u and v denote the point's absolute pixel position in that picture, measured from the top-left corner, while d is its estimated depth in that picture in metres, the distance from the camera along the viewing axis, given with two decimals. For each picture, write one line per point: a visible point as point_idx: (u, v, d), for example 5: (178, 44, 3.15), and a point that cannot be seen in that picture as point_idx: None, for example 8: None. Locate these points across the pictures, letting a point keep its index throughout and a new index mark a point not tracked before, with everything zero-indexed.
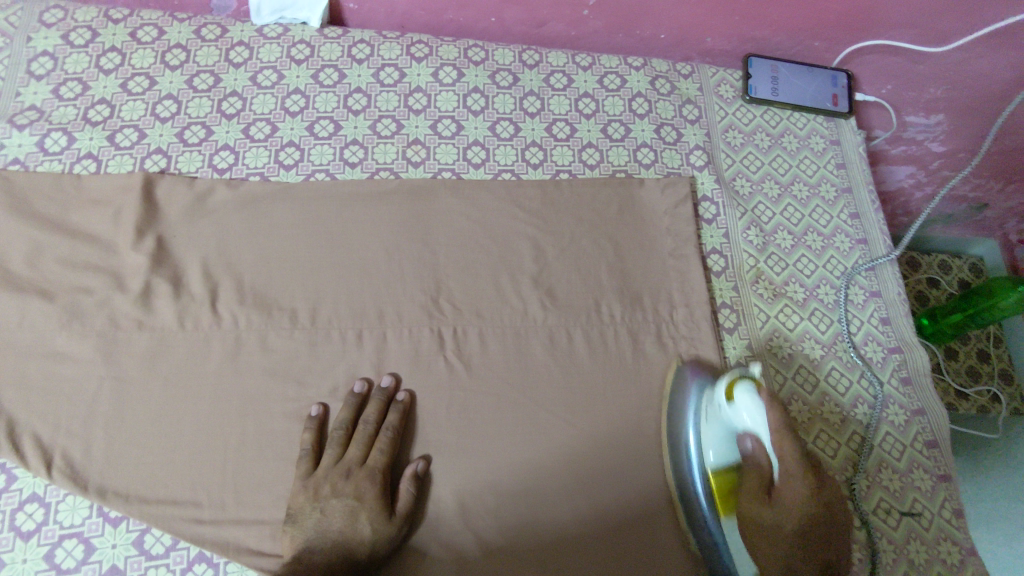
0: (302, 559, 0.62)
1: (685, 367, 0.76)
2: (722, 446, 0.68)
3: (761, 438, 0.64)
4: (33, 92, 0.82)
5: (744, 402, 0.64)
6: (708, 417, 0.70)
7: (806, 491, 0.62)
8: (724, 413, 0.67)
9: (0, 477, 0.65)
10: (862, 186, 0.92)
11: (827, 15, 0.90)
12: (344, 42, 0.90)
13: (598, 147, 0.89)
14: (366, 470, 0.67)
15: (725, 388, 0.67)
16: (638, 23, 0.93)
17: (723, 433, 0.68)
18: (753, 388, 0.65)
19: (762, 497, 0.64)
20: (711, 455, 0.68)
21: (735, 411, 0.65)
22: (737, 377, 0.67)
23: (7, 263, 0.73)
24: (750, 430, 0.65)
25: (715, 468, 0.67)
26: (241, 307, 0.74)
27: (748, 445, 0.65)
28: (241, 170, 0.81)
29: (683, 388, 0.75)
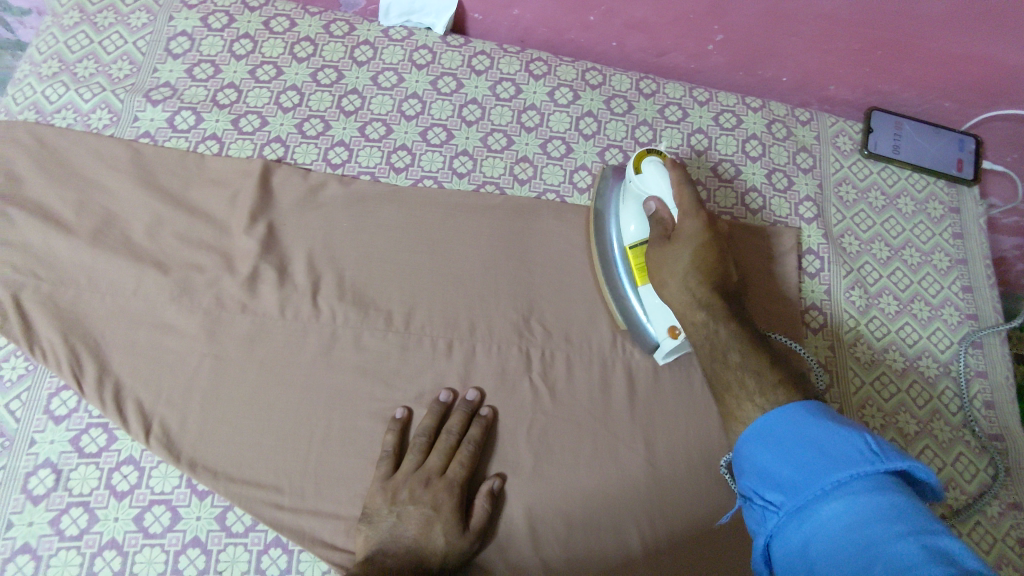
0: (375, 561, 0.63)
1: (608, 169, 0.81)
2: (632, 213, 0.74)
3: (665, 200, 0.70)
4: (169, 70, 0.86)
5: (652, 169, 0.70)
6: (623, 192, 0.76)
7: (700, 226, 0.67)
8: (633, 185, 0.73)
9: (102, 436, 0.68)
10: (979, 259, 0.88)
11: (964, 76, 0.86)
12: (466, 52, 0.91)
13: (705, 185, 0.87)
14: (445, 482, 0.68)
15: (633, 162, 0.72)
16: (762, 64, 0.91)
17: (636, 206, 0.74)
18: (658, 159, 0.71)
19: (666, 250, 0.69)
20: (629, 230, 0.74)
21: (644, 180, 0.71)
22: (645, 152, 0.72)
23: (129, 231, 0.76)
24: (656, 193, 0.70)
25: (631, 243, 0.74)
26: (340, 302, 0.75)
27: (652, 207, 0.71)
28: (353, 168, 0.83)
29: (605, 189, 0.80)
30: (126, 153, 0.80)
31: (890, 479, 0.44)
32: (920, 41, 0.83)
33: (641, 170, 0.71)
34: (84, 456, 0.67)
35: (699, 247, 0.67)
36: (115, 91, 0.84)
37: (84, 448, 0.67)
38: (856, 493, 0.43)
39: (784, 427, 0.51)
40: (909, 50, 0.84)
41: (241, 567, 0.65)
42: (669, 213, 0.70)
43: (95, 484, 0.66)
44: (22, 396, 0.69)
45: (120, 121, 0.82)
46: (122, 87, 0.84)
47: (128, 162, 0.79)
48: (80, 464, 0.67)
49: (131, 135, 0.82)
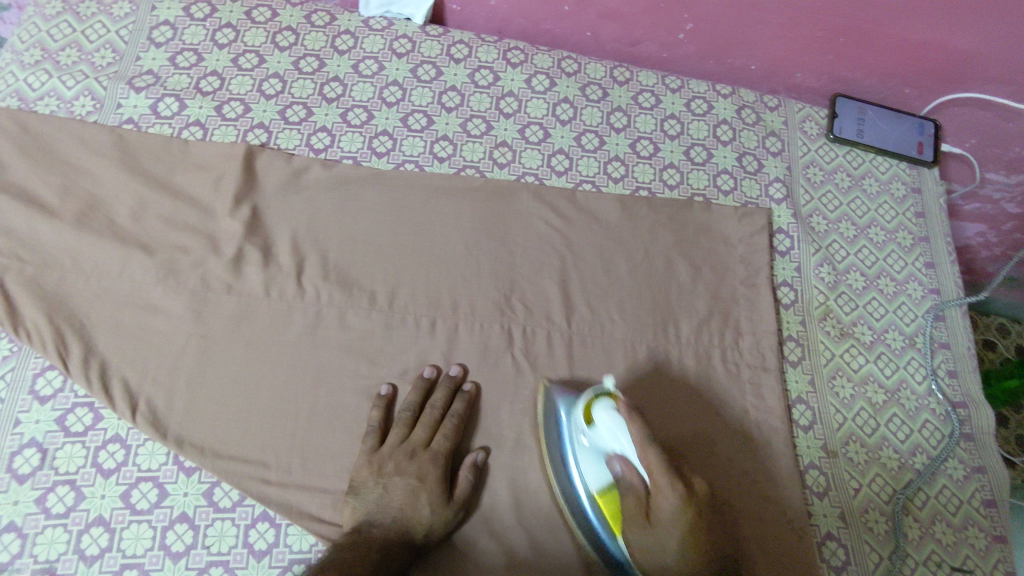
0: (361, 530, 0.64)
1: (552, 387, 0.74)
2: (592, 466, 0.67)
3: (630, 458, 0.63)
4: (152, 58, 0.87)
5: (605, 419, 0.64)
6: (579, 439, 0.68)
7: (677, 502, 0.59)
8: (589, 438, 0.67)
9: (88, 415, 0.68)
10: (940, 237, 0.92)
11: (922, 62, 0.90)
12: (444, 41, 0.93)
13: (679, 168, 0.90)
14: (430, 455, 0.69)
15: (583, 411, 0.67)
16: (731, 52, 0.95)
17: (598, 459, 0.67)
18: (610, 404, 0.66)
19: (645, 532, 0.61)
20: (593, 476, 0.67)
21: (598, 432, 0.65)
22: (593, 397, 0.67)
23: (113, 215, 0.77)
24: (618, 451, 0.64)
25: (599, 489, 0.66)
26: (325, 283, 0.76)
27: (616, 467, 0.64)
28: (336, 153, 0.84)
29: (554, 407, 0.72)
30: (109, 139, 0.80)
31: None
32: (878, 27, 0.87)
33: (596, 421, 0.65)
34: (70, 435, 0.67)
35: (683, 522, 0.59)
36: (98, 78, 0.84)
37: (70, 428, 0.68)
38: None
39: None
40: (869, 36, 0.88)
41: (228, 542, 0.65)
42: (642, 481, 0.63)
43: (81, 462, 0.66)
44: (7, 377, 0.69)
45: (103, 108, 0.83)
46: (105, 75, 0.85)
47: (111, 148, 0.80)
48: (66, 443, 0.67)
49: (115, 121, 0.82)
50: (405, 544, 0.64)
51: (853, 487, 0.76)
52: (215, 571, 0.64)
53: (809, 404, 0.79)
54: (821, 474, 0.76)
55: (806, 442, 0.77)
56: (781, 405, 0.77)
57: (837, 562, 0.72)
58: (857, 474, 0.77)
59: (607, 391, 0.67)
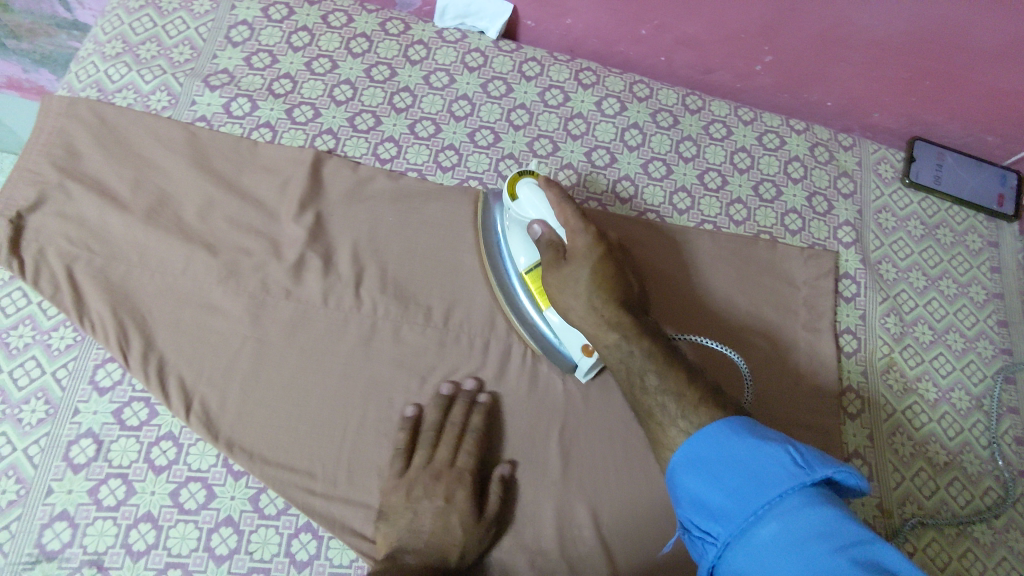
0: (396, 555, 0.63)
1: (489, 194, 0.82)
2: (521, 242, 0.75)
3: (547, 220, 0.71)
4: (228, 57, 0.87)
5: (526, 191, 0.73)
6: (508, 224, 0.77)
7: (589, 241, 0.70)
8: (512, 211, 0.75)
9: (144, 411, 0.69)
10: (1016, 295, 0.88)
11: (1011, 112, 0.87)
12: (516, 58, 0.92)
13: (746, 204, 0.88)
14: (464, 480, 0.68)
15: (508, 187, 0.75)
16: (809, 88, 0.92)
17: (523, 234, 0.75)
18: (530, 181, 0.74)
19: (562, 275, 0.70)
20: (521, 259, 0.75)
21: (521, 204, 0.73)
22: (517, 176, 0.75)
23: (181, 212, 0.78)
24: (537, 215, 0.72)
25: (526, 266, 0.75)
26: (382, 296, 0.76)
27: (535, 230, 0.72)
28: (401, 164, 0.84)
29: (489, 210, 0.81)
30: (182, 135, 0.81)
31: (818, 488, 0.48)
32: (968, 73, 0.83)
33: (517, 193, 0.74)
34: (125, 428, 0.68)
35: (596, 269, 0.69)
36: (175, 74, 0.86)
37: (125, 421, 0.69)
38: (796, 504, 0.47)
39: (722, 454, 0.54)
40: (958, 81, 0.85)
41: (271, 549, 0.65)
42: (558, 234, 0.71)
43: (134, 457, 0.67)
44: (69, 365, 0.70)
45: (178, 104, 0.84)
46: (182, 72, 0.86)
47: (183, 144, 0.81)
48: (121, 436, 0.68)
49: (188, 118, 0.83)
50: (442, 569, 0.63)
51: (906, 551, 0.73)
52: None
53: (866, 459, 0.77)
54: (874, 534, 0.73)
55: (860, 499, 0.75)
56: None
57: None
58: (911, 537, 0.74)
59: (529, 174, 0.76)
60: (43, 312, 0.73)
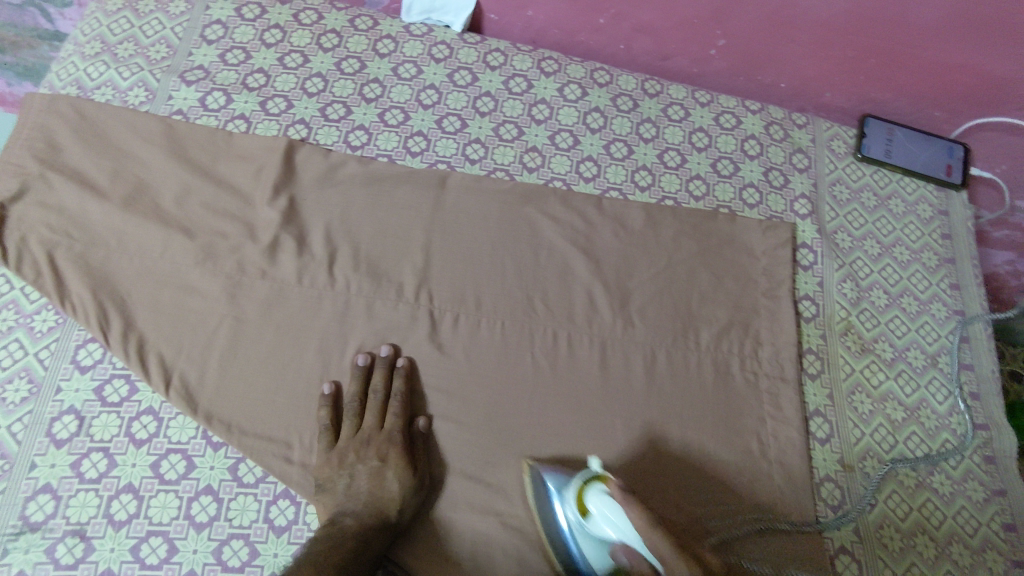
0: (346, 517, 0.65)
1: (537, 467, 0.70)
2: (597, 554, 0.64)
3: (630, 544, 0.59)
4: (203, 54, 0.91)
5: (598, 506, 0.62)
6: (579, 530, 0.64)
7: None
8: (583, 522, 0.64)
9: (124, 387, 0.71)
10: (966, 259, 0.92)
11: (953, 86, 0.91)
12: (481, 49, 0.96)
13: (705, 180, 0.92)
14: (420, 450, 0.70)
15: (575, 497, 0.64)
16: (762, 70, 0.96)
17: (598, 546, 0.64)
18: (601, 488, 0.63)
19: None
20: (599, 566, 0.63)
21: (593, 521, 0.62)
22: (585, 483, 0.65)
23: (159, 200, 0.81)
24: (619, 543, 0.60)
25: None
26: (355, 274, 0.79)
27: (621, 558, 0.60)
28: (372, 151, 0.87)
29: (543, 488, 0.69)
30: (159, 128, 0.84)
31: None
32: (910, 49, 0.88)
33: (588, 511, 0.63)
34: (107, 405, 0.70)
35: None
36: (152, 71, 0.89)
37: (106, 398, 0.71)
38: None
39: None
40: (900, 58, 0.89)
41: (249, 516, 0.67)
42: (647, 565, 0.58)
43: (116, 432, 0.69)
44: (51, 346, 0.73)
45: (154, 99, 0.87)
46: (158, 68, 0.89)
47: (160, 136, 0.84)
48: (102, 412, 0.70)
49: (165, 111, 0.87)
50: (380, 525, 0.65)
51: (868, 503, 0.76)
52: (236, 544, 0.66)
53: (827, 417, 0.80)
54: (837, 488, 0.76)
55: (822, 455, 0.78)
56: (799, 417, 0.78)
57: None
58: (873, 490, 0.76)
59: (596, 475, 0.65)
60: (26, 296, 0.75)
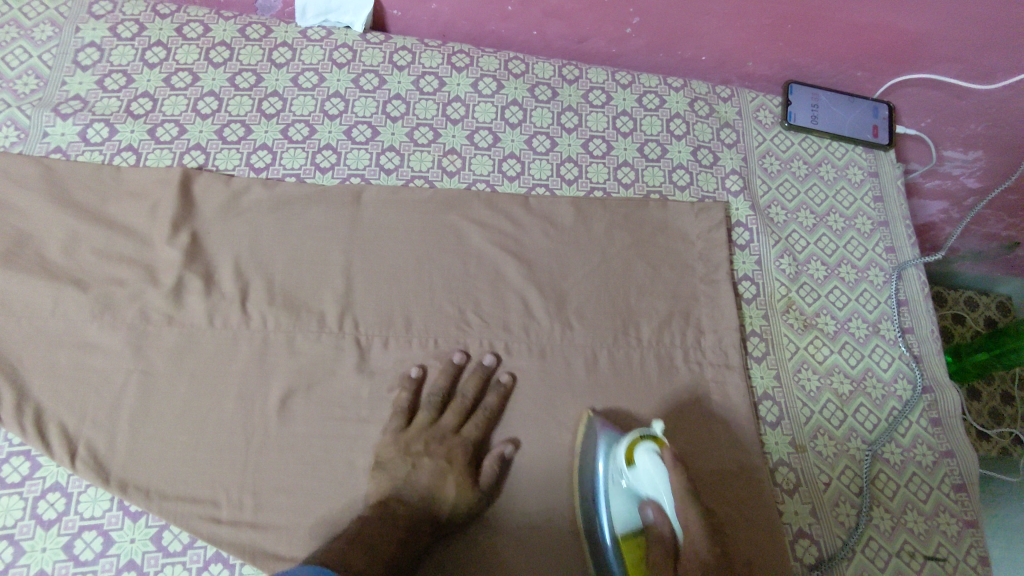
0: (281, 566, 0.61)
1: (593, 419, 0.70)
2: (625, 508, 0.65)
3: (664, 508, 0.62)
4: (79, 82, 0.83)
5: (649, 463, 0.62)
6: (614, 483, 0.66)
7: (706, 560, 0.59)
8: (625, 475, 0.65)
9: (25, 464, 0.65)
10: (899, 220, 0.91)
11: (872, 45, 0.89)
12: (386, 48, 0.90)
13: (633, 166, 0.88)
14: (458, 439, 0.69)
15: (625, 451, 0.65)
16: (681, 44, 0.93)
17: (631, 502, 0.65)
18: (653, 448, 0.63)
19: None
20: (620, 518, 0.65)
21: (638, 475, 0.64)
22: (639, 437, 0.65)
23: (43, 251, 0.73)
24: (652, 500, 0.63)
25: (625, 534, 0.64)
26: (271, 309, 0.74)
27: (648, 514, 0.64)
28: (277, 171, 0.81)
29: (591, 438, 0.69)
30: (36, 170, 0.77)
31: None
32: (826, 13, 0.85)
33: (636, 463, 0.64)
34: (7, 487, 0.64)
35: None
36: (22, 106, 0.81)
37: (6, 479, 0.65)
38: None
39: None
40: (818, 22, 0.87)
41: None
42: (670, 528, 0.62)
43: (20, 515, 0.63)
44: None
45: (28, 138, 0.79)
46: (29, 103, 0.81)
47: (38, 179, 0.76)
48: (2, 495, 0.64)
49: (41, 151, 0.79)
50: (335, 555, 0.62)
51: (822, 482, 0.75)
52: None
53: (776, 399, 0.78)
54: (791, 471, 0.75)
55: (774, 439, 0.76)
56: (747, 403, 0.76)
57: (811, 559, 0.71)
58: (826, 468, 0.76)
59: (652, 434, 0.65)
60: None
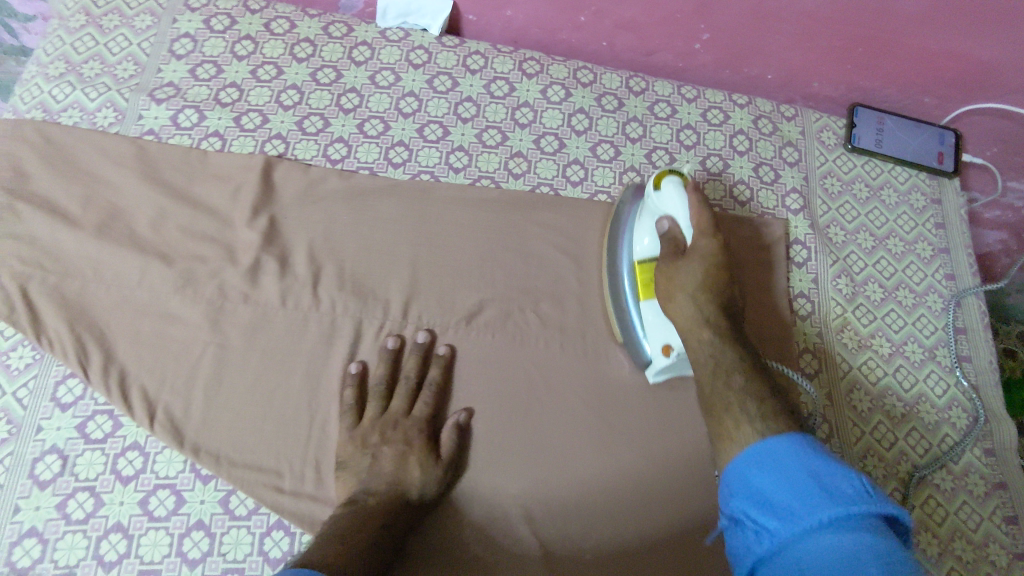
0: (353, 507, 0.65)
1: (631, 188, 0.80)
2: (644, 231, 0.76)
3: (677, 219, 0.72)
4: (173, 70, 0.88)
5: (670, 188, 0.72)
6: (641, 212, 0.77)
7: (702, 259, 0.71)
8: (650, 201, 0.75)
9: (107, 423, 0.70)
10: (961, 249, 0.91)
11: (943, 72, 0.89)
12: (460, 52, 0.93)
13: (695, 178, 0.90)
14: (412, 420, 0.72)
15: (653, 180, 0.75)
16: (748, 62, 0.94)
17: (651, 222, 0.75)
18: (679, 180, 0.73)
19: (671, 278, 0.71)
20: (642, 246, 0.75)
21: (661, 198, 0.73)
22: (667, 172, 0.75)
23: (134, 225, 0.78)
24: (670, 213, 0.73)
25: (641, 259, 0.75)
26: (340, 293, 0.77)
27: (664, 225, 0.73)
28: (352, 163, 0.85)
29: (626, 198, 0.80)
30: (131, 150, 0.82)
31: (878, 521, 0.47)
32: (899, 37, 0.86)
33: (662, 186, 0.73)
34: (90, 442, 0.68)
35: (704, 276, 0.71)
36: (120, 90, 0.86)
37: (89, 435, 0.69)
38: (857, 530, 0.46)
39: (785, 462, 0.53)
40: (890, 46, 0.87)
41: (244, 549, 0.66)
42: (683, 237, 0.72)
43: (101, 469, 0.67)
44: (28, 384, 0.71)
45: (124, 119, 0.84)
46: (127, 87, 0.86)
47: (132, 158, 0.81)
48: (85, 450, 0.68)
49: (135, 132, 0.84)
50: (402, 506, 0.67)
51: None
52: None
53: (826, 417, 0.79)
54: None
55: None
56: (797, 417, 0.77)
57: None
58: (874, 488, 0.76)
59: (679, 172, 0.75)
60: None
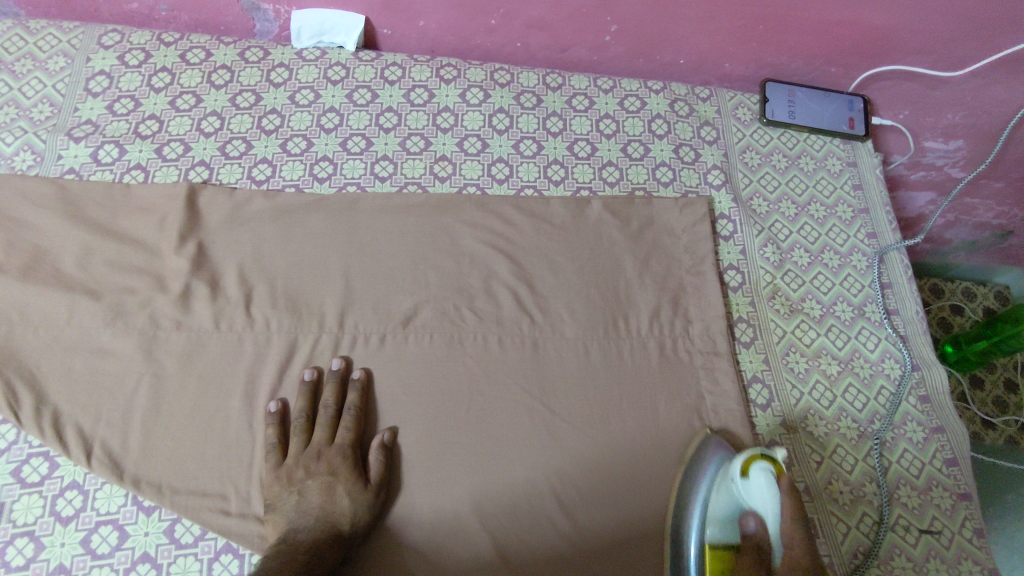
0: (287, 538, 0.64)
1: (711, 437, 0.73)
2: (722, 518, 0.66)
3: (768, 523, 0.63)
4: (90, 108, 0.88)
5: (762, 478, 0.64)
6: (718, 488, 0.68)
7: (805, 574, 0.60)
8: (735, 488, 0.66)
9: (43, 465, 0.69)
10: (880, 207, 0.94)
11: (842, 41, 0.93)
12: (378, 65, 0.95)
13: (618, 165, 0.92)
14: (336, 448, 0.70)
15: (742, 462, 0.66)
16: (658, 49, 0.97)
17: (728, 517, 0.66)
18: (769, 468, 0.64)
19: None
20: (714, 533, 0.66)
21: (750, 491, 0.65)
22: (756, 454, 0.66)
23: (59, 265, 0.78)
24: (759, 510, 0.64)
25: (714, 543, 0.65)
26: (274, 311, 0.77)
27: (752, 526, 0.65)
28: (278, 182, 0.86)
29: (702, 456, 0.71)
30: (51, 191, 0.81)
31: None
32: (795, 12, 0.89)
33: (750, 475, 0.65)
34: (26, 486, 0.67)
35: None
36: (37, 132, 0.86)
37: (26, 479, 0.68)
38: None
39: None
40: (788, 22, 0.91)
41: None
42: (772, 557, 0.63)
43: (39, 512, 0.66)
44: None
45: (43, 161, 0.84)
46: (44, 129, 0.86)
47: (53, 198, 0.81)
48: (23, 495, 0.67)
49: (55, 172, 0.84)
50: (335, 538, 0.64)
51: (815, 461, 0.76)
52: None
53: (765, 381, 0.80)
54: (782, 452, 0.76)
55: (765, 422, 0.78)
56: (736, 385, 0.78)
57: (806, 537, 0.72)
58: (818, 447, 0.77)
59: (772, 456, 0.66)
60: None
